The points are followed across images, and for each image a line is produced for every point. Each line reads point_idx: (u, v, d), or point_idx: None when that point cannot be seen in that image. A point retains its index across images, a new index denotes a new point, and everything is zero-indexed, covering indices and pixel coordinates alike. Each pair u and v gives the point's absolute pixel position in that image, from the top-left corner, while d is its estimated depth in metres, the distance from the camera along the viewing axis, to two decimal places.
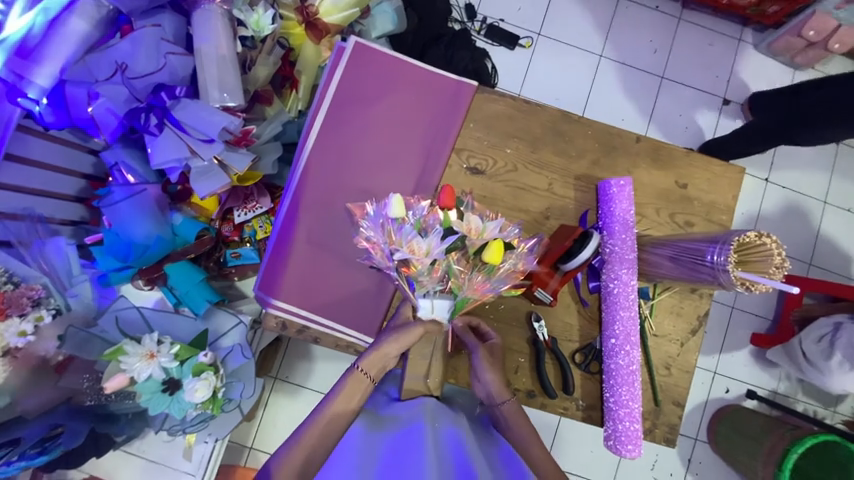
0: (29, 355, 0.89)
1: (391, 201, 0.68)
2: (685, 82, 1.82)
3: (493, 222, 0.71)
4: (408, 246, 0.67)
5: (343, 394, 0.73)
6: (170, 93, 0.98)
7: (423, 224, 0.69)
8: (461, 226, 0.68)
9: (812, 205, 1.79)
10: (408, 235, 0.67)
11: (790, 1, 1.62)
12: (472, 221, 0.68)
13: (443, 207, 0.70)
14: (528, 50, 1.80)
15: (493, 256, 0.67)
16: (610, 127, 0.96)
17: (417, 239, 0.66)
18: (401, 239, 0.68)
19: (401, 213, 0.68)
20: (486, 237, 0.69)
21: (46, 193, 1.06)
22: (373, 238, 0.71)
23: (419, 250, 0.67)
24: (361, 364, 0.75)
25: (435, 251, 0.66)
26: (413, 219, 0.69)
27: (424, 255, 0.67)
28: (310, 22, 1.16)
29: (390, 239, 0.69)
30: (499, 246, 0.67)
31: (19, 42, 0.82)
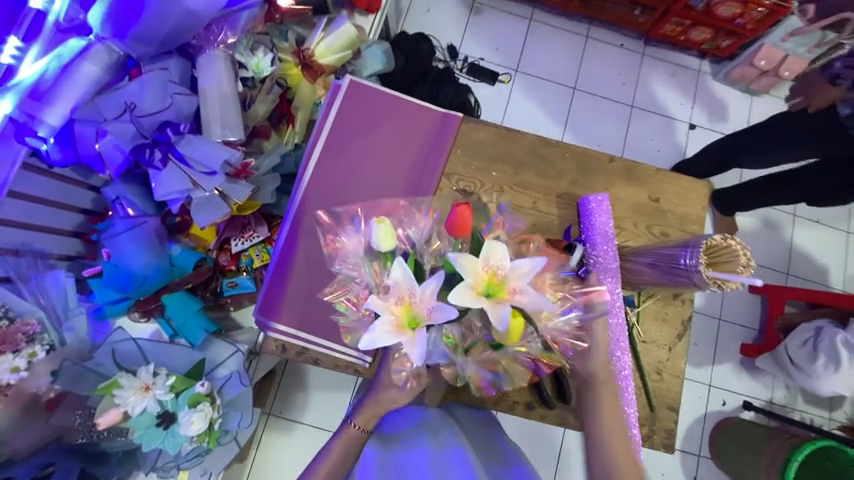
0: (20, 392, 0.87)
1: (374, 231, 0.59)
2: (652, 109, 1.98)
3: (521, 276, 0.56)
4: (397, 294, 0.55)
5: (338, 448, 0.77)
6: (175, 129, 1.05)
7: (420, 256, 0.64)
8: (477, 266, 0.54)
9: (783, 218, 1.91)
10: (397, 280, 0.55)
11: (740, 36, 1.82)
12: (491, 266, 0.54)
13: (454, 232, 0.62)
14: (508, 85, 1.94)
15: (508, 334, 0.60)
16: (586, 149, 1.05)
17: (411, 289, 0.55)
18: (394, 284, 0.55)
19: (391, 245, 0.60)
20: (505, 297, 0.54)
21: (45, 229, 1.09)
22: (360, 275, 0.65)
23: (417, 300, 0.55)
24: (354, 420, 0.79)
25: (428, 315, 0.54)
26: (404, 257, 0.63)
27: (413, 317, 0.54)
28: (305, 63, 1.25)
29: (377, 278, 0.63)
30: (520, 321, 0.59)
31: (32, 85, 0.86)
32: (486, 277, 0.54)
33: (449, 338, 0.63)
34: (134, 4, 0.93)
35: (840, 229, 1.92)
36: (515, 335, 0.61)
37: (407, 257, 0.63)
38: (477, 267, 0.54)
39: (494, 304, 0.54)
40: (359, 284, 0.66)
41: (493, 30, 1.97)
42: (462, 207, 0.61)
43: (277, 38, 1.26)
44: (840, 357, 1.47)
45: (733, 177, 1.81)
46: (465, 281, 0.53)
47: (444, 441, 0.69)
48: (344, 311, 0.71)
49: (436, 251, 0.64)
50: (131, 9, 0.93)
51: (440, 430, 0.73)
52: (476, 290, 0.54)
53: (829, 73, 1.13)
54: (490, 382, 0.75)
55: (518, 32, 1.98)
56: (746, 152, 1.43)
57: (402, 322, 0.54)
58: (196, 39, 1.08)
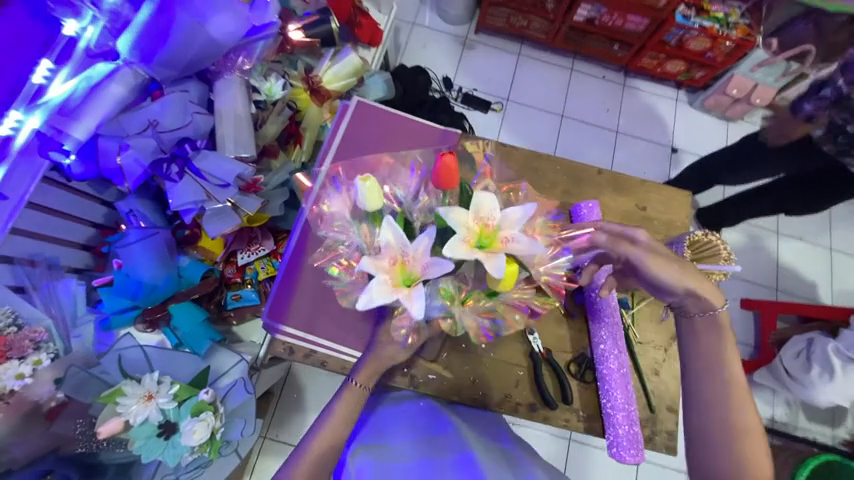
0: (22, 400, 0.86)
1: (359, 189, 0.63)
2: (636, 134, 2.11)
3: (512, 223, 0.64)
4: (388, 255, 0.61)
5: (340, 408, 0.73)
6: (192, 145, 1.12)
7: (408, 215, 0.70)
8: (466, 220, 0.61)
9: (767, 235, 1.99)
10: (389, 244, 0.61)
11: (712, 67, 1.98)
12: (483, 216, 0.62)
13: (443, 183, 0.67)
14: (500, 113, 2.08)
15: (506, 280, 0.66)
16: (575, 163, 1.13)
17: (407, 248, 0.61)
18: (387, 246, 0.61)
19: (377, 205, 0.65)
20: (500, 247, 0.62)
21: (57, 240, 1.12)
22: (349, 240, 0.73)
23: (410, 260, 0.61)
24: (356, 379, 0.76)
25: (424, 270, 0.61)
26: (392, 215, 0.70)
27: (413, 275, 0.61)
28: (314, 89, 1.35)
29: (366, 239, 0.70)
30: (514, 269, 0.65)
31: (60, 103, 0.94)
32: (476, 231, 0.61)
33: (446, 292, 0.70)
34: (161, 30, 1.02)
35: (822, 245, 2.00)
36: (510, 281, 0.67)
37: (396, 215, 0.70)
38: (468, 223, 0.61)
39: (488, 254, 0.61)
40: (348, 246, 0.74)
41: (484, 64, 2.13)
42: (448, 156, 0.65)
43: (287, 67, 1.36)
44: (832, 366, 1.49)
45: (716, 193, 1.92)
46: (459, 235, 0.60)
47: (446, 453, 0.71)
48: (337, 275, 0.78)
49: (424, 208, 0.71)
50: (158, 36, 1.02)
51: (440, 446, 0.73)
52: (468, 244, 0.61)
53: (802, 113, 1.24)
54: (488, 330, 0.83)
55: (508, 65, 2.14)
56: (729, 168, 1.52)
57: (398, 281, 0.61)
58: (214, 65, 1.17)
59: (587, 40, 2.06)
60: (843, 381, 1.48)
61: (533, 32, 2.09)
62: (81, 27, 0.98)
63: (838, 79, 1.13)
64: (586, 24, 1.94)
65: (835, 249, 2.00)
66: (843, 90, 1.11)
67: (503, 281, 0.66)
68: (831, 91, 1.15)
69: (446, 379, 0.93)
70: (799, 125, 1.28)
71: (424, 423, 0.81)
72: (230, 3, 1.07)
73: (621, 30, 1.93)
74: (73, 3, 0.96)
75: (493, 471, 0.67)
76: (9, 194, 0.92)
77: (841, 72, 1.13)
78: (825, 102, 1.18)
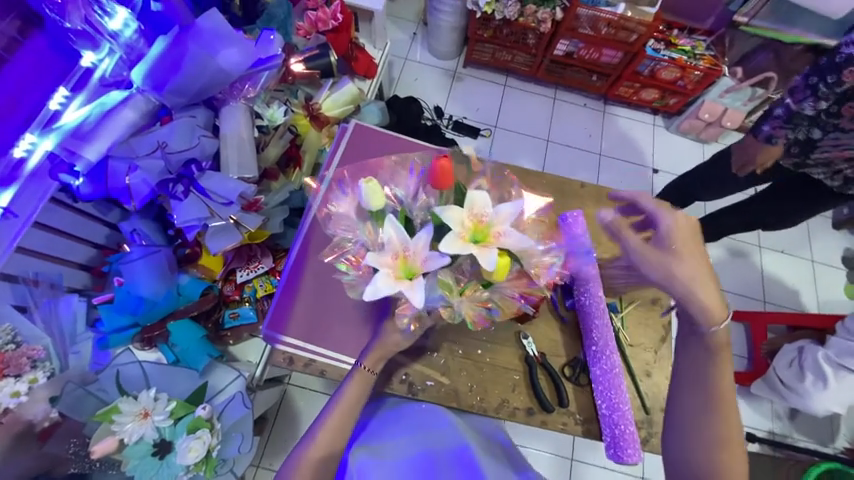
0: (15, 420, 0.82)
1: (364, 190, 0.74)
2: (618, 156, 2.23)
3: (503, 218, 0.73)
4: (391, 249, 0.70)
5: (348, 391, 0.79)
6: (199, 166, 1.17)
7: (408, 212, 0.79)
8: (458, 216, 0.70)
9: (750, 248, 2.07)
10: (392, 238, 0.70)
11: (683, 95, 2.12)
12: (475, 213, 0.71)
13: (438, 182, 0.78)
14: (489, 138, 2.19)
15: (497, 271, 0.74)
16: (561, 178, 1.20)
17: (408, 244, 0.70)
18: (389, 241, 0.70)
19: (379, 204, 0.75)
20: (493, 242, 0.71)
21: (60, 260, 1.15)
22: (354, 238, 0.82)
23: (411, 254, 0.70)
24: (364, 363, 0.81)
25: (426, 263, 0.70)
26: (394, 213, 0.78)
27: (418, 268, 0.70)
28: (313, 115, 1.43)
29: (369, 233, 0.78)
30: (506, 262, 0.73)
31: (74, 127, 1.01)
32: (470, 228, 0.70)
33: (446, 283, 0.76)
34: (174, 62, 1.10)
35: (804, 257, 2.07)
36: (502, 272, 0.75)
37: (397, 213, 0.79)
38: (462, 220, 0.70)
39: (480, 249, 0.69)
40: (354, 244, 0.82)
41: (472, 94, 2.27)
42: (442, 161, 0.76)
43: (289, 96, 1.44)
44: (826, 374, 1.51)
45: (698, 209, 2.02)
46: (454, 233, 0.69)
47: (444, 446, 0.80)
48: (345, 270, 0.84)
49: (422, 207, 0.80)
50: (172, 66, 1.10)
51: (437, 438, 0.83)
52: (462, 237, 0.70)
53: (761, 135, 1.26)
54: (486, 319, 0.88)
55: (494, 95, 2.28)
56: (704, 182, 1.61)
57: (400, 274, 0.70)
58: (220, 93, 1.25)
59: (568, 72, 2.21)
60: (838, 387, 1.51)
61: (517, 65, 2.24)
62: (98, 58, 1.09)
63: (787, 98, 1.19)
64: (565, 58, 2.11)
65: (817, 260, 2.07)
66: (792, 108, 1.18)
67: (496, 273, 0.74)
68: (783, 110, 1.21)
69: (444, 386, 0.95)
70: (761, 149, 1.29)
71: (422, 421, 0.87)
72: (239, 39, 1.18)
73: (598, 62, 2.10)
74: (94, 37, 1.05)
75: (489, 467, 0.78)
76: (19, 213, 0.98)
77: (788, 93, 1.20)
78: (780, 120, 1.22)
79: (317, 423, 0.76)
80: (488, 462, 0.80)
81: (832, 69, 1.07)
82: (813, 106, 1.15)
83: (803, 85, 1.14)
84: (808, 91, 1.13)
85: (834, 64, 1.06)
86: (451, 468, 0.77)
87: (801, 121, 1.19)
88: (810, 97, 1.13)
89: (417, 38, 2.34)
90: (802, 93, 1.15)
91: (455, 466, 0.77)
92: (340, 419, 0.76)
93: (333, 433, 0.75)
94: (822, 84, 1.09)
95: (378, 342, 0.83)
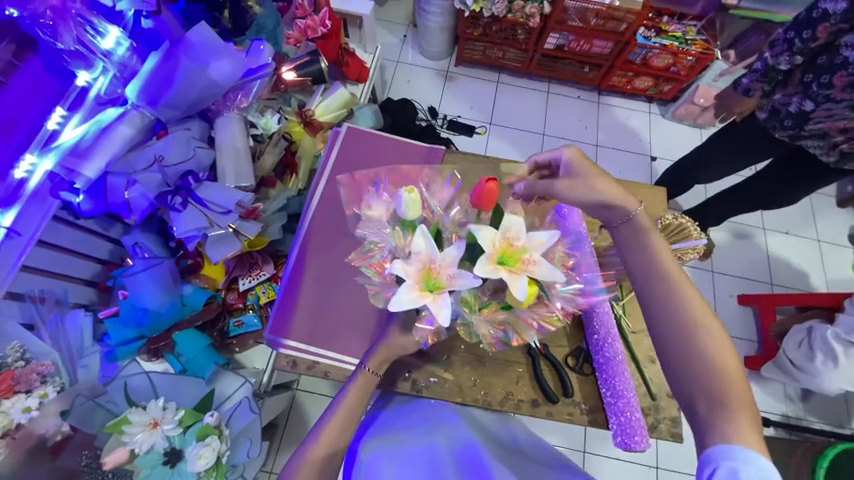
0: (28, 435, 0.85)
1: (403, 199, 0.72)
2: (615, 146, 2.22)
3: (536, 244, 0.73)
4: (417, 262, 0.70)
5: (353, 391, 0.80)
6: (196, 177, 1.18)
7: (441, 225, 0.80)
8: (493, 238, 0.70)
9: (755, 231, 2.05)
10: (422, 251, 0.70)
11: (678, 80, 2.11)
12: (512, 237, 0.71)
13: (479, 200, 0.74)
14: (484, 136, 2.20)
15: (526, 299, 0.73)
16: None
17: (438, 261, 0.69)
18: (419, 254, 0.70)
19: (416, 216, 0.74)
20: (525, 269, 0.70)
21: (65, 277, 1.17)
22: (382, 245, 0.82)
23: (437, 267, 0.70)
24: (368, 365, 0.83)
25: (451, 282, 0.69)
26: (426, 225, 0.78)
27: (442, 286, 0.69)
28: (306, 122, 1.45)
29: (399, 241, 0.78)
30: (535, 289, 0.73)
31: (71, 146, 1.03)
32: (501, 249, 0.70)
33: (465, 299, 0.78)
34: (167, 76, 1.12)
35: (810, 237, 2.05)
36: (529, 300, 0.75)
37: (429, 225, 0.79)
38: (494, 240, 0.70)
39: (511, 274, 0.69)
40: (380, 251, 0.82)
41: (465, 93, 2.28)
42: (490, 182, 0.72)
43: (282, 104, 1.46)
44: (835, 352, 1.48)
45: (699, 193, 2.00)
46: (487, 253, 0.69)
47: (453, 443, 0.81)
48: (369, 275, 0.83)
49: (441, 211, 0.83)
50: (164, 80, 1.12)
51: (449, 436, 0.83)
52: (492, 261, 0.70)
53: (740, 88, 1.31)
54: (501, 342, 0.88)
55: (488, 92, 2.29)
56: (696, 163, 1.61)
57: (423, 286, 0.69)
58: (214, 105, 1.27)
59: (558, 64, 2.21)
60: (849, 365, 1.48)
61: (509, 61, 2.25)
62: (92, 77, 1.11)
63: (766, 52, 1.20)
64: (555, 51, 2.11)
65: (823, 240, 2.05)
66: (769, 63, 1.20)
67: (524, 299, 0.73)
68: (760, 64, 1.23)
69: (446, 381, 0.96)
70: (738, 100, 1.38)
71: (432, 416, 0.89)
72: (230, 50, 1.19)
73: (589, 53, 2.10)
74: (88, 56, 1.07)
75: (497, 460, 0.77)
76: (23, 231, 0.98)
77: (768, 47, 1.21)
78: (757, 75, 1.25)
79: (322, 421, 0.77)
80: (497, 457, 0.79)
81: (808, 25, 1.08)
82: (788, 61, 1.16)
83: (781, 40, 1.16)
84: (785, 46, 1.15)
85: (810, 19, 1.07)
86: (460, 465, 0.76)
87: (776, 75, 1.22)
88: (787, 52, 1.15)
89: (408, 41, 2.36)
90: (781, 47, 1.16)
91: (466, 460, 0.76)
92: (346, 415, 0.77)
93: (339, 428, 0.76)
94: (799, 40, 1.11)
95: (383, 344, 0.85)
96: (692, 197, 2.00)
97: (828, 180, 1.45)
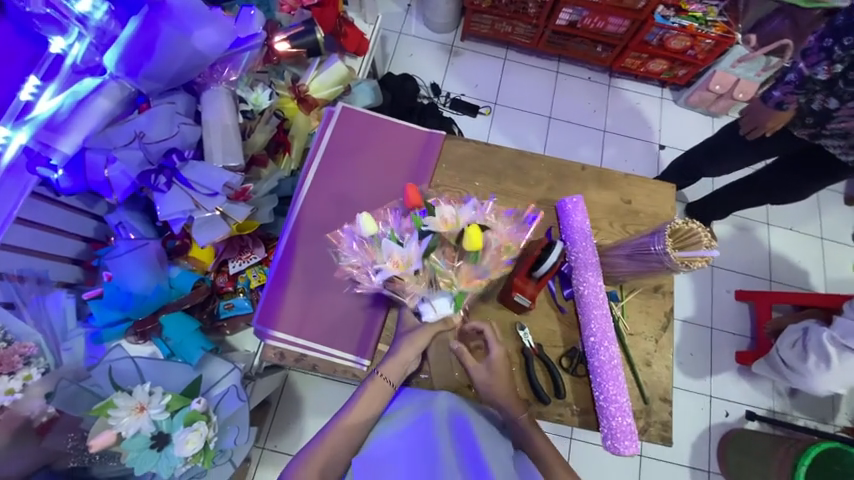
0: (13, 416, 0.84)
1: (360, 221, 0.82)
2: (623, 133, 2.14)
3: (465, 210, 0.82)
4: (392, 261, 0.79)
5: (364, 398, 0.87)
6: (180, 155, 1.13)
7: (397, 234, 0.82)
8: (438, 222, 0.79)
9: (759, 226, 2.00)
10: (390, 249, 0.79)
11: (694, 65, 2.00)
12: (445, 215, 0.79)
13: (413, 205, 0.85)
14: (488, 117, 2.11)
15: (471, 240, 0.77)
16: (559, 160, 1.14)
17: (397, 252, 0.79)
18: (386, 254, 0.80)
19: (375, 228, 0.82)
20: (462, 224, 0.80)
21: (47, 255, 1.12)
22: (358, 262, 0.88)
23: (404, 262, 0.79)
24: (380, 370, 0.89)
25: (416, 257, 0.80)
26: (387, 236, 0.82)
27: (408, 263, 0.80)
28: (301, 98, 1.38)
29: (370, 255, 0.84)
30: (477, 230, 0.78)
31: (48, 119, 0.96)
32: (447, 227, 0.79)
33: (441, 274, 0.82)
34: (146, 45, 1.03)
35: (813, 234, 2.01)
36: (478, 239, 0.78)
37: (390, 235, 0.83)
38: (439, 223, 0.79)
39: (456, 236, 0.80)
40: (363, 269, 0.89)
41: (471, 69, 2.17)
42: (409, 186, 0.86)
43: (274, 77, 1.38)
44: (828, 354, 1.47)
45: (705, 186, 1.95)
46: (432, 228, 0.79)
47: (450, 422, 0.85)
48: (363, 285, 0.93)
49: (407, 224, 0.83)
50: (143, 50, 1.03)
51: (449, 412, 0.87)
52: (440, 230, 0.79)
53: (771, 102, 1.21)
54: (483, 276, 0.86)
55: (494, 70, 2.18)
56: (710, 154, 1.54)
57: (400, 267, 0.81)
58: (200, 78, 1.19)
59: (571, 43, 2.08)
60: (841, 368, 1.47)
61: (518, 37, 2.12)
62: (68, 43, 1.02)
63: (798, 63, 1.13)
64: (568, 28, 1.98)
65: (826, 237, 2.01)
66: (805, 72, 1.12)
67: (470, 241, 0.78)
68: (795, 75, 1.15)
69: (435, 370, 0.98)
70: (771, 115, 1.25)
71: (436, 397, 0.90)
72: (214, 17, 1.11)
73: (603, 32, 1.97)
74: (60, 21, 0.99)
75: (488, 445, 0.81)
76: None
77: (801, 55, 1.12)
78: (791, 86, 1.16)
79: (330, 426, 0.83)
80: (495, 451, 0.81)
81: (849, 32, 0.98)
82: (826, 70, 1.07)
83: (817, 48, 1.05)
84: (822, 54, 1.06)
85: None
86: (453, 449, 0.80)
87: (814, 86, 1.13)
88: (825, 60, 1.06)
89: (412, 10, 2.22)
90: (817, 56, 1.06)
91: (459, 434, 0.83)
92: (353, 424, 0.83)
93: (344, 436, 0.81)
94: (839, 47, 1.00)
95: (396, 357, 0.91)
96: (698, 189, 1.95)
97: (839, 178, 1.40)
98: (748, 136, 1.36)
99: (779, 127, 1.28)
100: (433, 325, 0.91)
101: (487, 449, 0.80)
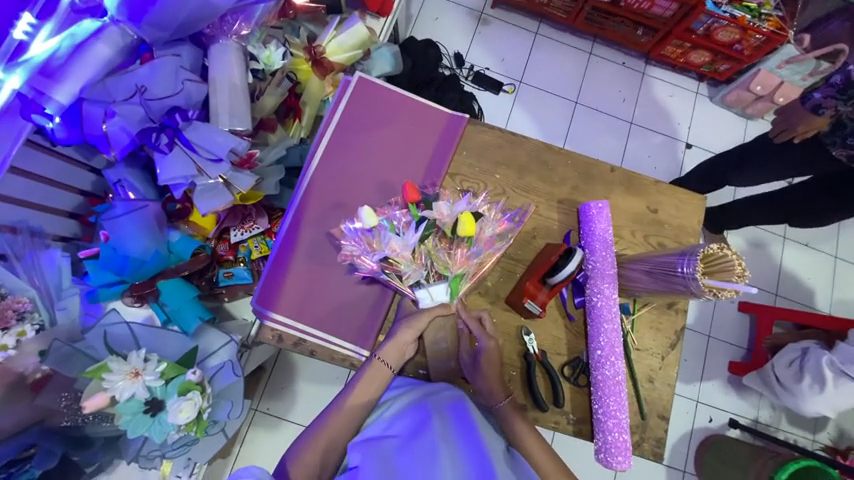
0: (5, 371, 0.83)
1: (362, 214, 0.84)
2: (650, 126, 2.03)
3: (459, 204, 0.86)
4: (390, 246, 0.83)
5: (364, 380, 0.85)
6: (184, 115, 1.06)
7: (395, 224, 0.85)
8: (433, 212, 0.84)
9: (773, 239, 1.95)
10: (387, 236, 0.83)
11: (738, 61, 1.86)
12: (439, 207, 0.84)
13: (412, 202, 0.87)
14: (511, 96, 1.98)
15: (466, 226, 0.82)
16: (587, 158, 1.06)
17: (393, 238, 0.83)
18: (385, 243, 0.84)
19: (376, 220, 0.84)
20: (457, 214, 0.84)
21: (43, 207, 1.08)
22: (357, 250, 0.89)
23: (398, 247, 0.83)
24: (380, 354, 0.87)
25: (411, 241, 0.83)
26: (387, 223, 0.85)
27: (403, 247, 0.83)
28: (316, 60, 1.26)
29: (370, 245, 0.86)
30: (470, 217, 0.82)
31: (43, 63, 0.87)
32: (444, 220, 0.84)
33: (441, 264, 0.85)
34: None
35: (827, 253, 1.96)
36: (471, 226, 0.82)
37: (390, 224, 0.86)
38: (435, 215, 0.84)
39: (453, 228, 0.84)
40: (363, 259, 0.89)
41: (499, 41, 2.02)
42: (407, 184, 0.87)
43: (289, 34, 1.28)
44: (825, 378, 1.47)
45: (726, 194, 1.88)
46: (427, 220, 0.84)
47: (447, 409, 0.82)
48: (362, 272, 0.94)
49: (405, 217, 0.86)
50: None
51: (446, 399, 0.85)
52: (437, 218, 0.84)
53: (810, 103, 1.18)
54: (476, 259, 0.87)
55: (523, 44, 2.02)
56: (741, 158, 1.43)
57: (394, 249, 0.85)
58: (209, 28, 1.09)
59: (610, 22, 1.93)
60: (833, 393, 1.47)
61: (554, 10, 1.96)
62: None
63: (849, 65, 1.06)
64: (609, 5, 1.82)
65: (840, 257, 1.96)
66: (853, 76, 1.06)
67: (464, 226, 0.82)
68: (842, 78, 1.09)
69: (433, 362, 0.93)
70: (804, 119, 1.20)
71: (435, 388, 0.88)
72: None
73: (646, 13, 1.81)
74: None
75: (485, 435, 0.80)
76: None
77: None
78: (834, 90, 1.12)
79: (328, 411, 0.81)
80: (493, 447, 0.79)
81: None
82: None
83: None
84: None
85: None
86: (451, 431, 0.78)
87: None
88: None
89: None
90: None
91: (456, 419, 0.81)
92: (355, 404, 0.82)
93: (347, 416, 0.80)
94: None
95: (393, 341, 0.88)
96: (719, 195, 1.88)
97: None
98: (775, 139, 1.32)
99: (809, 133, 1.23)
100: (432, 310, 0.89)
101: (486, 439, 0.79)
